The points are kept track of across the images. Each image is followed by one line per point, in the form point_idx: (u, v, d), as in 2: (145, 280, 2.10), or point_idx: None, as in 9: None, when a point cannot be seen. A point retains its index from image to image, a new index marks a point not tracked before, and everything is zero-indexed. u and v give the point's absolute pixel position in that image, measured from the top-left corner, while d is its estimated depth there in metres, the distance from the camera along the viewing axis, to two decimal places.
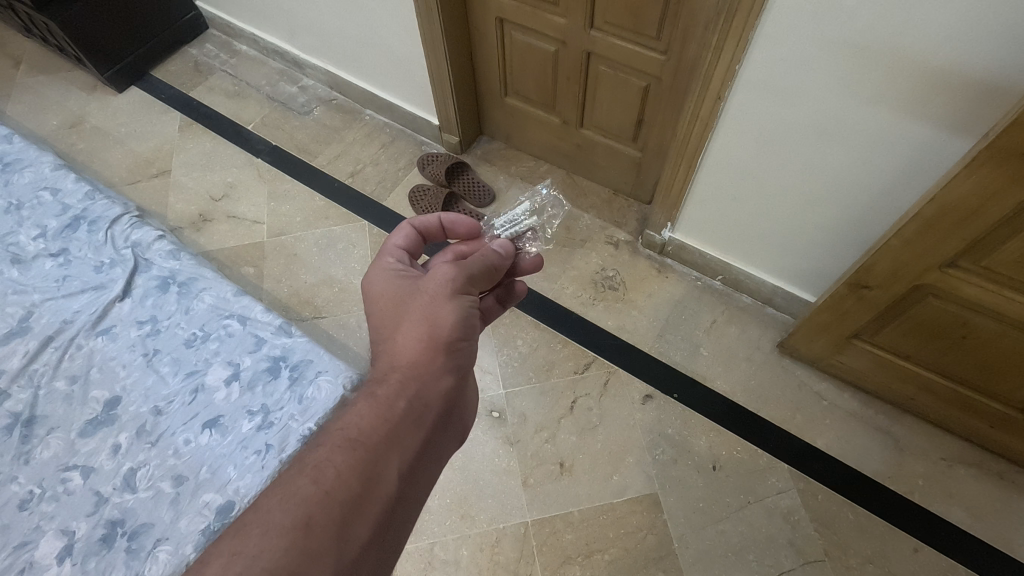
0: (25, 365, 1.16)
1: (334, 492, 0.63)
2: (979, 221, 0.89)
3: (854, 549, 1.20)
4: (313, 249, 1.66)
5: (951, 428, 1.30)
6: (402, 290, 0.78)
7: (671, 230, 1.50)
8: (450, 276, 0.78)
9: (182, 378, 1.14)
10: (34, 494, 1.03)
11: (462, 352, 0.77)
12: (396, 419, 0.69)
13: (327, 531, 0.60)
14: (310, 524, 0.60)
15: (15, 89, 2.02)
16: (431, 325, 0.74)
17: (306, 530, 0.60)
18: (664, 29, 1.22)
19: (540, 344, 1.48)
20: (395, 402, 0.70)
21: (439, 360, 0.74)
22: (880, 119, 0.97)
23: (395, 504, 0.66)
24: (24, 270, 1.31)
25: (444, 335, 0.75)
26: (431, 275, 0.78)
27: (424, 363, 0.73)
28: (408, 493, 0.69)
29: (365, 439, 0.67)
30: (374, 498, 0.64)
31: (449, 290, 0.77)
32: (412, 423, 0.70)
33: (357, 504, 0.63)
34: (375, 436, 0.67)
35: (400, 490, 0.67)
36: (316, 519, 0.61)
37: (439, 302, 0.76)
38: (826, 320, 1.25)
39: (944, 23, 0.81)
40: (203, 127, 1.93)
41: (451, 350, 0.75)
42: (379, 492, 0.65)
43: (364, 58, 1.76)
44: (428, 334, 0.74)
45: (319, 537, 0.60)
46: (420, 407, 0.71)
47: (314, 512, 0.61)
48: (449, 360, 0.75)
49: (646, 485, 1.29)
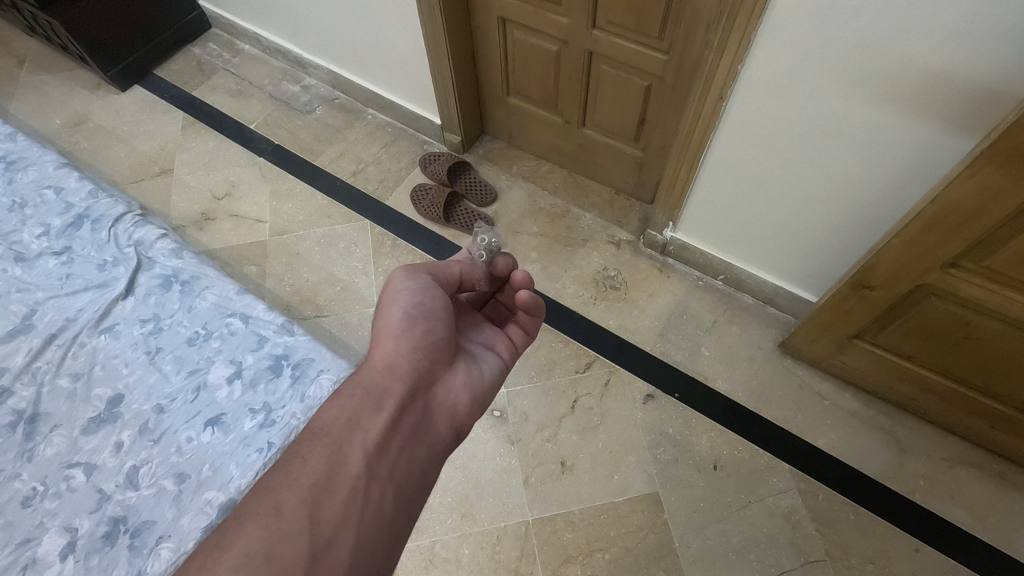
0: (29, 362, 1.17)
1: (303, 478, 0.68)
2: (979, 221, 0.89)
3: (855, 549, 1.20)
4: (315, 248, 1.66)
5: (953, 428, 1.30)
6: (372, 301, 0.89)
7: (673, 230, 1.50)
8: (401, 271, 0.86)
9: (185, 376, 1.15)
10: (37, 491, 1.04)
11: (419, 334, 0.82)
12: (354, 406, 0.74)
13: (297, 512, 0.65)
14: (280, 509, 0.64)
15: (19, 88, 2.03)
16: (383, 318, 0.82)
17: (278, 515, 0.64)
18: (667, 28, 1.22)
19: (541, 343, 1.48)
20: (355, 392, 0.76)
21: (394, 345, 0.80)
22: (882, 120, 0.97)
23: (366, 485, 0.70)
24: (28, 268, 1.32)
25: (392, 322, 0.81)
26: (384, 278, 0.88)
27: (379, 352, 0.80)
28: (383, 475, 0.71)
29: (329, 428, 0.73)
30: (342, 480, 0.69)
31: (398, 283, 0.84)
32: (371, 406, 0.75)
33: (322, 486, 0.67)
34: (336, 424, 0.73)
35: (369, 470, 0.70)
36: (286, 503, 0.65)
37: (386, 294, 0.84)
38: (827, 320, 1.25)
39: (947, 22, 0.81)
40: (206, 126, 1.93)
41: (404, 335, 0.81)
42: (346, 474, 0.69)
43: (367, 58, 1.77)
44: (380, 325, 0.81)
45: (290, 519, 0.64)
46: (378, 392, 0.77)
47: (282, 499, 0.65)
48: (403, 345, 0.81)
49: (647, 484, 1.29)
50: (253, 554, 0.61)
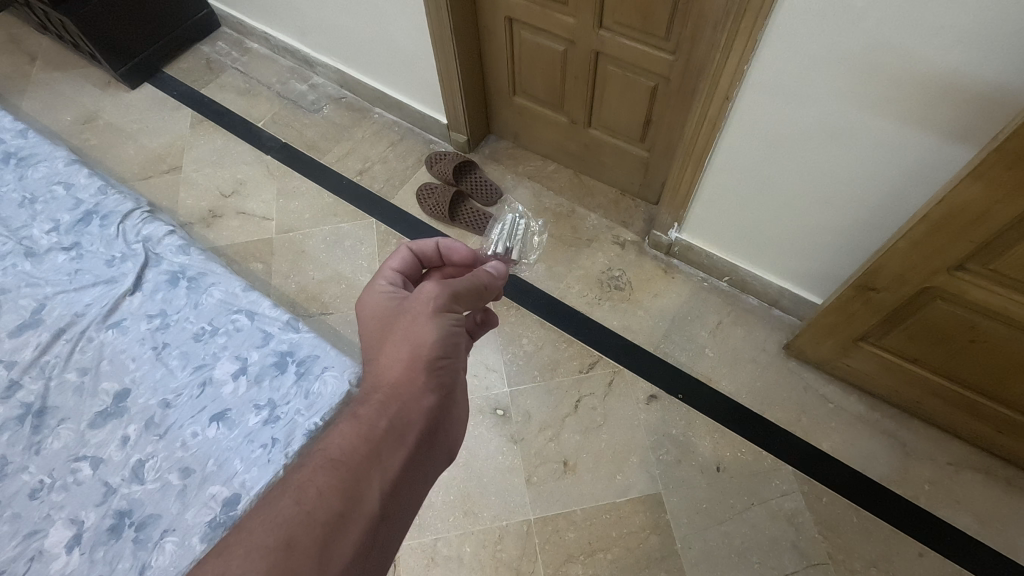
0: (37, 357, 1.19)
1: (315, 513, 0.65)
2: (988, 224, 0.88)
3: (859, 553, 1.20)
4: (321, 245, 1.67)
5: (959, 432, 1.28)
6: (390, 311, 0.78)
7: (679, 230, 1.50)
8: (433, 295, 0.76)
9: (191, 371, 1.16)
10: (45, 483, 1.05)
11: (446, 371, 0.75)
12: (376, 440, 0.69)
13: (308, 549, 0.62)
14: (292, 545, 0.62)
15: (30, 85, 2.05)
16: (411, 347, 0.73)
17: (288, 550, 0.62)
18: (673, 29, 1.22)
19: (545, 342, 1.48)
20: (376, 422, 0.70)
21: (420, 379, 0.73)
22: (889, 121, 0.96)
23: (378, 524, 0.67)
24: (37, 263, 1.33)
25: (424, 353, 0.73)
26: (415, 294, 0.77)
27: (405, 382, 0.72)
28: (394, 512, 0.69)
29: (346, 459, 0.68)
30: (355, 518, 0.65)
31: (431, 308, 0.75)
32: (391, 441, 0.70)
33: (336, 524, 0.64)
34: (355, 456, 0.68)
35: (382, 509, 0.67)
36: (298, 539, 0.63)
37: (422, 321, 0.75)
38: (832, 321, 1.25)
39: (954, 23, 0.80)
40: (214, 124, 1.94)
41: (433, 368, 0.74)
42: (359, 512, 0.66)
43: (374, 57, 1.78)
44: (410, 354, 0.73)
45: (300, 557, 0.62)
46: (401, 426, 0.71)
47: (295, 533, 0.63)
48: (431, 378, 0.74)
49: (650, 485, 1.29)
50: None
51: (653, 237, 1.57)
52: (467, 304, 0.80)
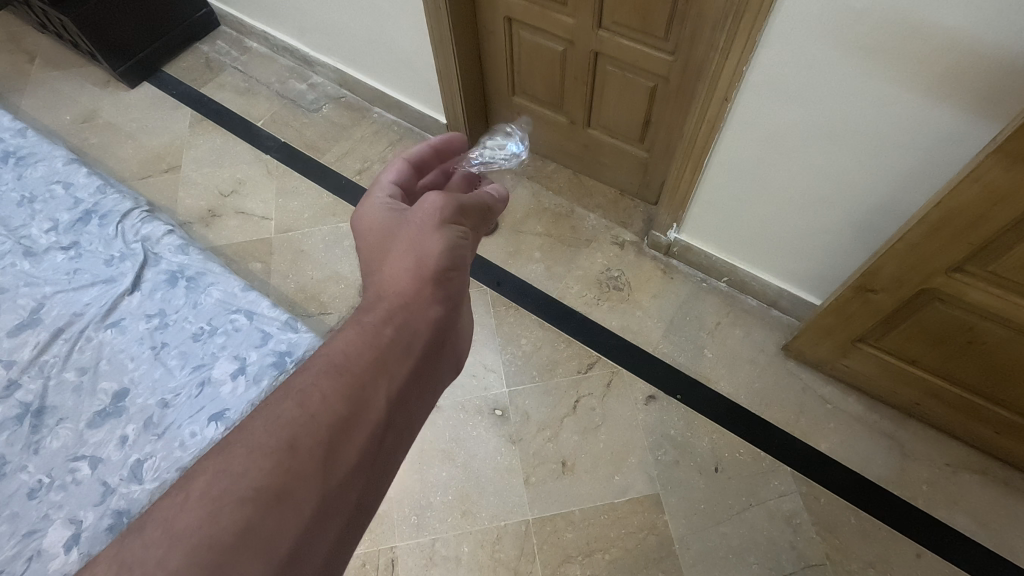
0: (36, 356, 1.19)
1: (318, 417, 0.52)
2: (987, 225, 0.88)
3: (856, 554, 1.20)
4: (320, 245, 1.67)
5: (957, 433, 1.28)
6: (391, 219, 0.66)
7: (677, 231, 1.50)
8: (438, 205, 0.65)
9: (190, 371, 1.16)
10: (43, 483, 1.06)
11: (456, 285, 0.64)
12: (382, 345, 0.57)
13: (310, 453, 0.51)
14: (293, 446, 0.50)
15: (30, 84, 2.05)
16: (418, 255, 0.62)
17: (289, 453, 0.50)
18: (673, 29, 1.22)
19: (544, 343, 1.48)
20: (382, 329, 0.58)
21: (430, 290, 0.61)
22: (890, 120, 0.96)
23: (386, 434, 0.55)
24: (36, 262, 1.34)
25: (431, 265, 0.62)
26: (418, 204, 0.66)
27: (412, 290, 0.60)
28: (403, 425, 0.57)
29: (351, 363, 0.55)
30: (361, 427, 0.53)
31: (436, 219, 0.64)
32: (399, 350, 0.57)
33: (341, 429, 0.52)
34: (361, 360, 0.56)
35: (391, 419, 0.55)
36: (300, 443, 0.51)
37: (427, 234, 0.63)
38: (831, 322, 1.24)
39: (955, 23, 0.80)
40: (213, 124, 1.94)
41: (443, 279, 0.62)
42: (366, 421, 0.54)
43: (373, 57, 1.77)
44: (417, 262, 0.61)
45: (303, 460, 0.50)
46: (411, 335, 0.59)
47: (296, 435, 0.51)
48: (440, 290, 0.62)
49: (648, 485, 1.29)
50: (261, 489, 0.48)
51: (652, 238, 1.57)
52: (471, 223, 0.69)
